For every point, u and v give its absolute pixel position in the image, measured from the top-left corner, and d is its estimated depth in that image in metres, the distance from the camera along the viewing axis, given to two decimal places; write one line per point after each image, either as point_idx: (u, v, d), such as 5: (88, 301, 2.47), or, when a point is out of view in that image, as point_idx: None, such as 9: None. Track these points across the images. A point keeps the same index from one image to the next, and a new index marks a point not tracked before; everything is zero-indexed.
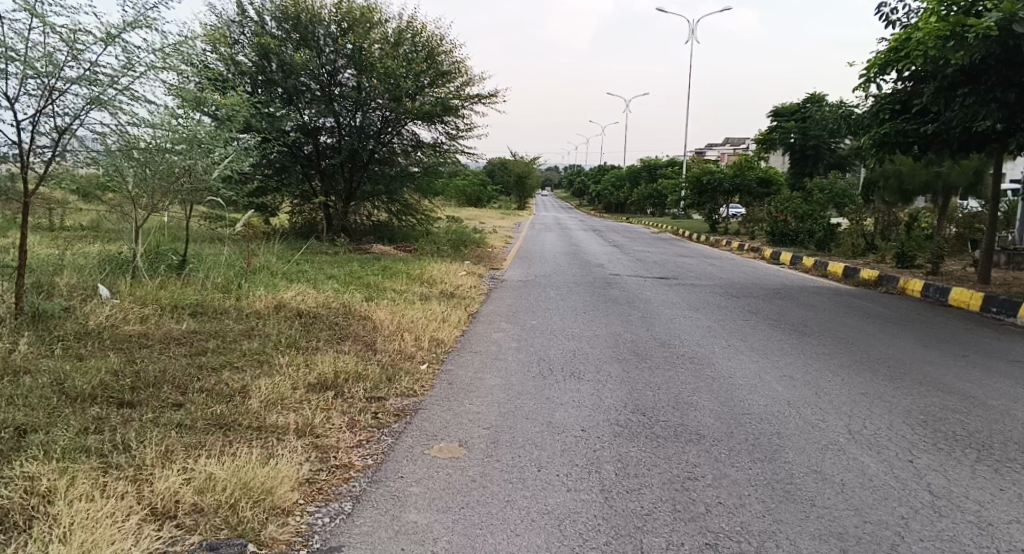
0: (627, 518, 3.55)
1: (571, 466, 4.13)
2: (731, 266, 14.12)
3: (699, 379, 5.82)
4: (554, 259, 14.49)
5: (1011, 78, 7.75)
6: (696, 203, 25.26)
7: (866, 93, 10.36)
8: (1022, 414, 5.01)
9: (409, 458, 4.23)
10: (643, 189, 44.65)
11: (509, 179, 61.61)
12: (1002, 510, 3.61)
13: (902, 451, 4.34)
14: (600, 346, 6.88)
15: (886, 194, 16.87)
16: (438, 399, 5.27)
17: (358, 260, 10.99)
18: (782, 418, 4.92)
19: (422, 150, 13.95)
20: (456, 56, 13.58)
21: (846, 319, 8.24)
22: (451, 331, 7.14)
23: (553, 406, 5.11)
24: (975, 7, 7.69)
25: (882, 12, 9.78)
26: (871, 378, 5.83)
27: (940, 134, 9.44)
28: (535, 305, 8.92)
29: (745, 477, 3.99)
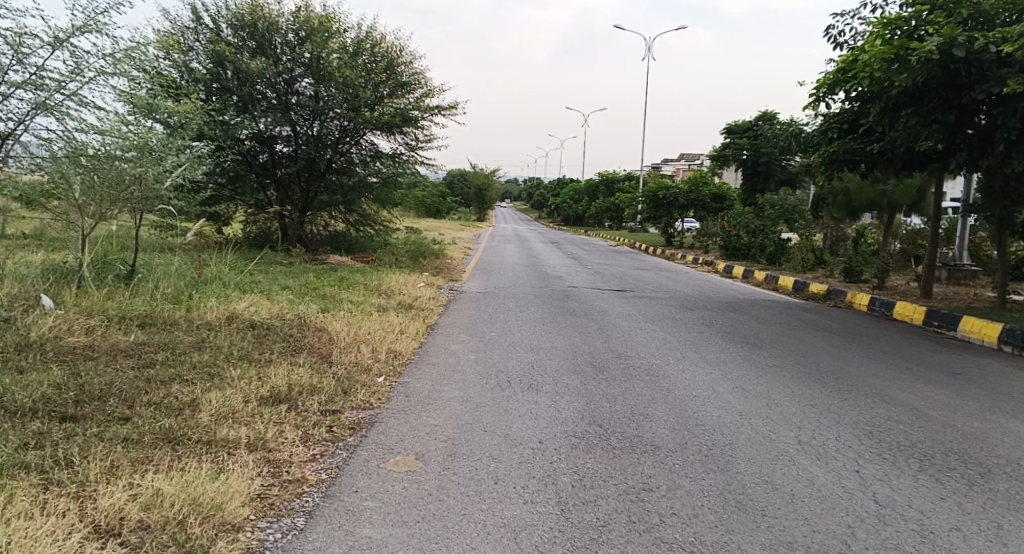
0: (582, 529, 3.57)
1: (528, 478, 4.14)
2: (687, 279, 14.33)
3: (654, 390, 5.89)
4: (513, 271, 14.50)
5: (951, 101, 8.08)
6: (652, 217, 25.74)
7: (815, 113, 10.66)
8: (961, 424, 5.20)
9: (364, 472, 4.19)
10: (601, 203, 45.05)
11: (468, 191, 61.59)
12: (943, 518, 3.72)
13: (849, 461, 4.46)
14: (557, 357, 6.92)
15: (834, 210, 17.37)
16: (394, 412, 5.23)
17: (314, 271, 10.87)
18: (735, 428, 5.01)
19: (381, 161, 13.87)
20: (415, 67, 13.60)
21: (797, 332, 8.43)
22: (409, 343, 7.10)
23: (511, 418, 5.12)
24: (917, 31, 8.00)
25: (830, 34, 10.08)
26: (819, 390, 5.98)
27: (885, 153, 9.77)
28: (494, 317, 8.91)
29: (698, 487, 4.05)
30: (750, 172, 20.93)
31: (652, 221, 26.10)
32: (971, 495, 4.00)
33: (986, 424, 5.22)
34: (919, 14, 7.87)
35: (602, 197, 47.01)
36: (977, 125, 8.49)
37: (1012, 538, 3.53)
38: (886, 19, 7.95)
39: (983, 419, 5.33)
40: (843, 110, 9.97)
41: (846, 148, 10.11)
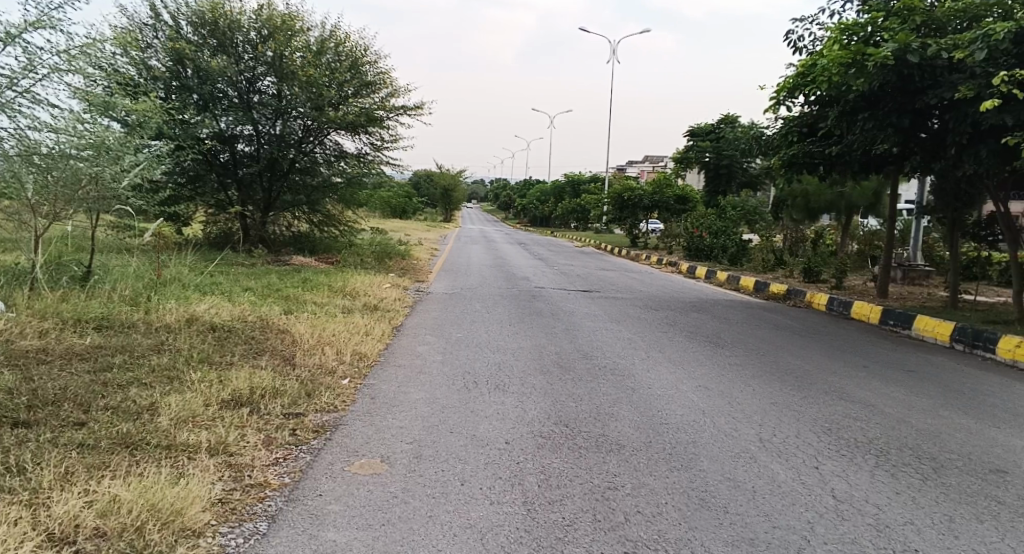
0: (549, 529, 3.58)
1: (495, 478, 4.14)
2: (652, 280, 14.46)
3: (619, 390, 5.94)
4: (481, 272, 14.47)
5: (905, 105, 8.29)
6: (618, 218, 25.95)
7: (775, 116, 10.87)
8: (916, 421, 5.34)
9: (328, 475, 4.15)
10: (567, 204, 45.19)
11: (434, 191, 61.37)
12: (898, 512, 3.82)
13: (808, 458, 4.55)
14: (524, 358, 6.94)
15: (794, 211, 17.71)
16: (359, 414, 5.19)
17: (277, 272, 10.71)
18: (698, 427, 5.08)
19: (345, 161, 13.71)
20: (380, 67, 13.49)
21: (758, 332, 8.57)
22: (374, 345, 7.05)
23: (478, 418, 5.12)
24: (872, 37, 8.19)
25: (790, 39, 10.27)
26: (780, 388, 6.09)
27: (843, 156, 9.99)
28: (461, 318, 8.91)
29: (662, 486, 4.09)
30: (713, 174, 21.22)
31: (617, 222, 26.29)
32: (925, 490, 4.10)
33: (939, 420, 5.36)
34: (875, 21, 8.06)
35: (569, 198, 47.23)
36: (931, 128, 8.73)
37: (963, 530, 3.63)
38: (843, 25, 8.11)
39: (936, 415, 5.47)
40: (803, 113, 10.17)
41: (806, 151, 10.32)
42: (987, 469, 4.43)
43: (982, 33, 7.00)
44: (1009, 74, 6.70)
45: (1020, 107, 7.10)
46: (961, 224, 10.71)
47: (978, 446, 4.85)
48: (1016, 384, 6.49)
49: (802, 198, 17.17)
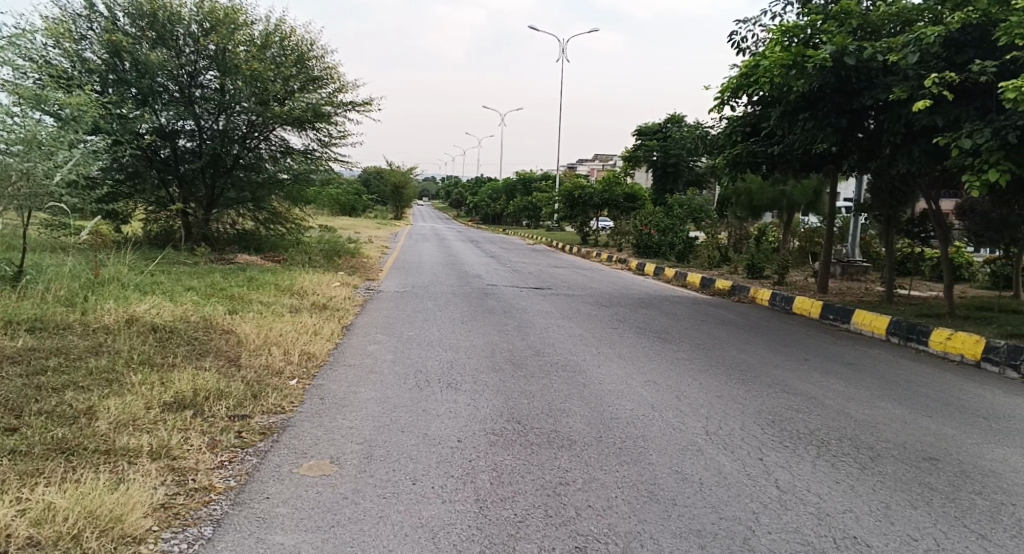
0: (500, 526, 3.58)
1: (446, 477, 4.13)
2: (602, 277, 14.60)
3: (570, 386, 5.99)
4: (432, 270, 14.37)
5: (843, 106, 8.56)
6: (568, 216, 26.18)
7: (720, 116, 11.10)
8: (854, 411, 5.52)
9: (276, 477, 4.08)
10: (518, 202, 45.27)
11: (384, 189, 60.72)
12: (838, 501, 3.94)
13: (753, 450, 4.66)
14: (476, 356, 6.93)
15: (738, 209, 18.06)
16: (308, 415, 5.11)
17: (220, 271, 10.46)
18: (647, 421, 5.15)
19: (291, 157, 13.48)
20: (327, 62, 13.33)
21: (705, 327, 8.73)
22: (323, 344, 6.95)
23: (429, 417, 5.09)
24: (812, 39, 8.41)
25: (733, 40, 10.48)
26: (725, 382, 6.23)
27: (785, 155, 10.25)
28: (412, 316, 8.85)
29: (612, 480, 4.14)
30: (660, 173, 21.56)
31: (568, 220, 26.50)
32: (862, 478, 4.25)
33: (877, 411, 5.55)
34: (814, 23, 8.28)
35: (520, 196, 47.31)
36: (867, 129, 9.02)
37: (898, 517, 3.77)
38: (784, 26, 8.30)
39: (873, 407, 5.66)
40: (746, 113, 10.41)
41: (749, 150, 10.57)
42: (921, 457, 4.61)
43: (914, 37, 7.27)
44: (940, 76, 6.97)
45: (950, 108, 7.40)
46: (896, 221, 11.12)
47: (912, 434, 5.04)
48: (946, 374, 6.78)
49: (745, 196, 17.58)
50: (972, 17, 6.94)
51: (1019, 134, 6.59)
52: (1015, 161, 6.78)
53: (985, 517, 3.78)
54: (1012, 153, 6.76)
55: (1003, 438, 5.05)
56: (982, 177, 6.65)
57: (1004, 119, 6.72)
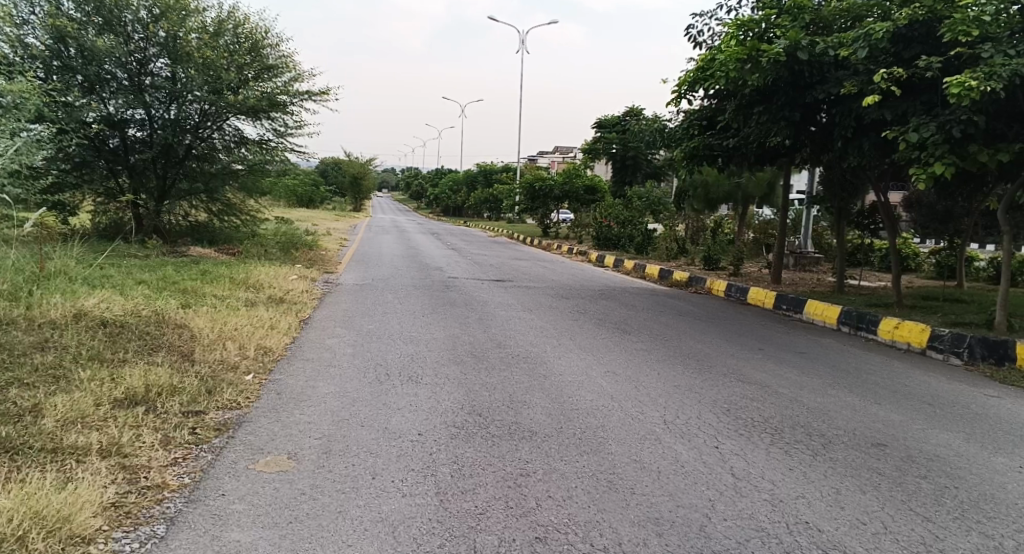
0: (461, 518, 3.58)
1: (407, 471, 4.11)
2: (562, 269, 14.66)
3: (532, 377, 6.01)
4: (392, 263, 14.27)
5: (797, 100, 8.71)
6: (530, 208, 26.30)
7: (678, 109, 11.23)
8: (806, 399, 5.65)
9: (231, 474, 4.01)
10: (479, 194, 45.13)
11: (343, 179, 59.97)
12: (791, 487, 4.02)
13: (709, 438, 4.74)
14: (437, 349, 6.91)
15: (695, 202, 18.25)
16: (265, 410, 5.04)
17: (173, 264, 10.21)
18: (606, 412, 5.19)
19: (246, 147, 13.25)
20: (283, 50, 13.14)
21: (663, 318, 8.84)
22: (280, 338, 6.85)
23: (390, 411, 5.06)
24: (766, 33, 8.51)
25: (690, 33, 10.58)
26: (683, 371, 6.33)
27: (740, 148, 10.41)
28: (372, 309, 8.78)
29: (572, 470, 4.17)
30: (620, 165, 21.72)
31: (530, 211, 26.58)
32: (815, 465, 4.35)
33: (828, 399, 5.69)
34: (768, 17, 8.39)
35: (481, 188, 47.16)
36: (819, 122, 9.21)
37: (848, 501, 3.87)
38: (739, 21, 8.40)
39: (824, 394, 5.81)
40: (702, 107, 10.55)
41: (706, 143, 10.70)
42: (870, 443, 4.74)
43: (864, 33, 7.43)
44: (889, 71, 7.14)
45: (898, 103, 7.58)
46: (847, 213, 11.41)
47: (862, 421, 5.18)
48: (894, 362, 6.98)
49: (702, 189, 17.80)
50: (919, 13, 7.06)
51: (963, 128, 6.78)
52: (960, 154, 6.99)
53: (930, 500, 3.91)
54: (956, 146, 6.97)
55: (946, 423, 5.23)
56: (929, 170, 6.85)
57: (949, 113, 6.90)
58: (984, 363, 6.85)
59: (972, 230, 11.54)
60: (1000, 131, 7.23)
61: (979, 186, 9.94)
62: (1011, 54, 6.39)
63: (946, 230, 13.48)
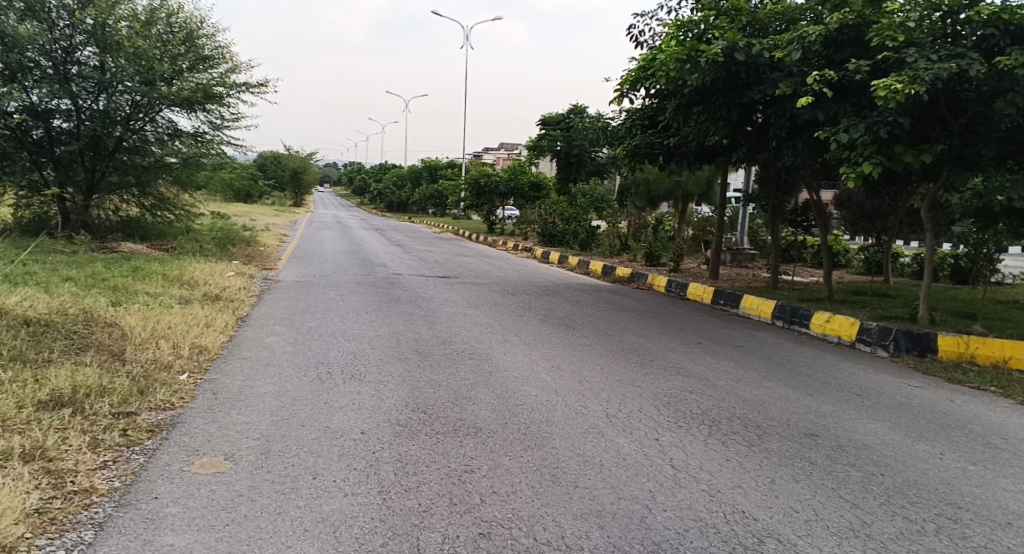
0: (404, 516, 3.55)
1: (349, 470, 4.05)
2: (506, 265, 14.68)
3: (476, 374, 6.01)
4: (335, 259, 14.05)
5: (734, 100, 8.91)
6: (474, 204, 26.23)
7: (620, 108, 11.35)
8: (742, 391, 5.81)
9: (164, 477, 3.89)
10: (423, 190, 44.74)
11: (284, 174, 58.69)
12: (728, 477, 4.12)
13: (650, 430, 4.82)
14: (381, 346, 6.83)
15: (637, 199, 18.50)
16: (201, 410, 4.91)
17: (102, 260, 9.84)
18: (550, 406, 5.23)
19: (180, 140, 12.84)
20: (219, 41, 12.87)
21: (605, 313, 8.95)
22: (217, 337, 6.68)
23: (331, 410, 4.99)
24: (705, 35, 8.62)
25: (632, 33, 10.72)
26: (625, 366, 6.42)
27: (680, 147, 10.62)
28: (313, 306, 8.63)
29: (516, 465, 4.18)
30: (564, 163, 21.88)
31: (475, 208, 26.51)
32: (750, 455, 4.47)
33: (763, 390, 5.85)
34: (707, 19, 8.52)
35: (426, 184, 46.80)
36: (756, 123, 9.45)
37: (782, 490, 3.98)
38: (678, 22, 8.57)
39: (760, 386, 5.98)
40: (644, 106, 10.71)
41: (647, 141, 10.87)
42: (803, 434, 4.89)
43: (797, 35, 7.66)
44: (820, 73, 7.37)
45: (829, 104, 7.83)
46: (781, 211, 11.75)
47: (794, 412, 5.34)
48: (826, 355, 7.22)
49: (644, 186, 18.05)
50: (849, 18, 7.35)
51: (890, 129, 7.03)
52: (887, 154, 7.27)
53: (858, 487, 4.06)
54: (884, 147, 7.25)
55: (872, 412, 5.44)
56: (859, 169, 7.11)
57: (877, 115, 7.14)
58: (908, 355, 7.15)
59: (898, 227, 12.02)
60: (923, 133, 7.54)
61: (903, 185, 10.35)
62: (933, 58, 6.66)
63: (874, 227, 14.02)
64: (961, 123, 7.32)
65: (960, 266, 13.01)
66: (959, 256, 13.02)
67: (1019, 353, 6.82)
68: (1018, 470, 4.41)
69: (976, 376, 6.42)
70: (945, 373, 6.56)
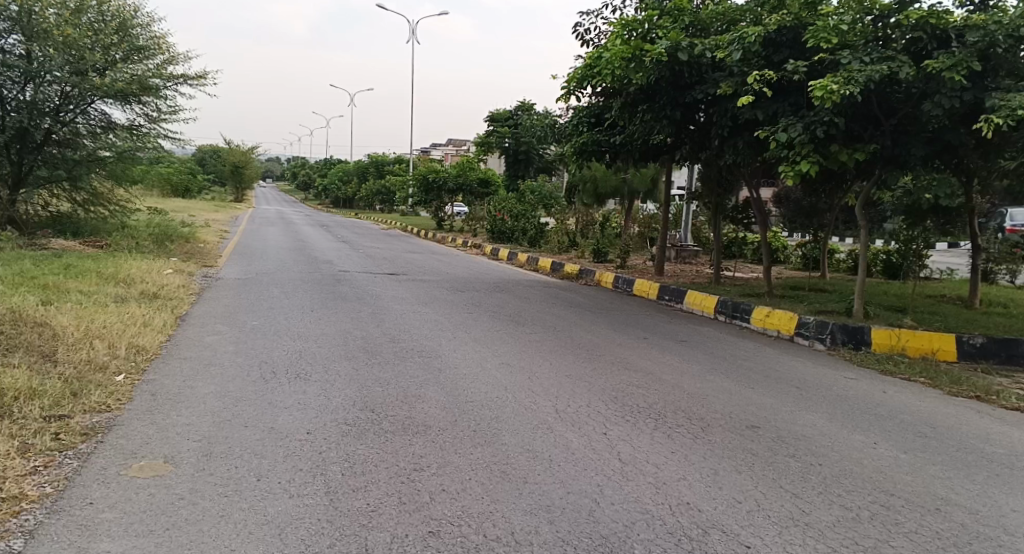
0: (352, 517, 3.51)
1: (294, 471, 3.98)
2: (455, 262, 14.63)
3: (425, 371, 5.97)
4: (279, 256, 13.76)
5: (678, 99, 9.07)
6: (423, 200, 26.07)
7: (567, 106, 11.43)
8: (687, 385, 5.92)
9: (100, 481, 3.75)
10: (370, 185, 44.17)
11: (225, 168, 57.17)
12: (673, 470, 4.20)
13: (598, 425, 4.88)
14: (327, 344, 6.73)
15: (584, 196, 18.63)
16: (138, 412, 4.75)
17: (30, 257, 9.44)
18: (500, 403, 5.23)
19: (114, 133, 12.31)
20: (154, 30, 12.46)
21: (554, 310, 9.01)
22: (155, 336, 6.48)
23: (276, 410, 4.89)
24: (649, 35, 8.82)
25: (578, 31, 10.81)
26: (574, 361, 6.47)
27: (626, 145, 10.75)
28: (256, 304, 8.45)
29: (466, 462, 4.18)
30: (512, 159, 21.93)
31: (423, 204, 26.36)
32: (694, 447, 4.57)
33: (707, 384, 5.98)
34: (651, 18, 8.72)
35: (372, 180, 46.24)
36: (699, 122, 9.64)
37: (725, 481, 4.07)
38: (623, 21, 8.68)
39: (703, 380, 6.11)
40: (591, 104, 10.80)
41: (594, 139, 10.96)
42: (744, 426, 5.01)
43: (738, 37, 7.83)
44: (760, 74, 7.55)
45: (769, 103, 8.03)
46: (724, 209, 12.02)
47: (737, 405, 5.47)
48: (767, 349, 7.43)
49: (591, 183, 18.16)
50: (787, 20, 7.57)
51: (826, 129, 7.26)
52: (824, 154, 7.52)
53: (798, 477, 4.18)
54: (821, 146, 7.48)
55: (811, 404, 5.61)
56: (797, 168, 7.32)
57: (814, 115, 7.36)
58: (844, 348, 7.41)
59: (834, 224, 12.42)
60: (857, 133, 7.81)
61: (839, 183, 10.69)
62: (866, 60, 6.90)
63: (812, 225, 14.47)
64: (893, 124, 7.61)
65: (891, 261, 13.54)
66: (890, 252, 13.54)
67: (946, 345, 7.16)
68: (944, 457, 4.61)
69: (906, 368, 6.70)
70: (878, 364, 6.82)
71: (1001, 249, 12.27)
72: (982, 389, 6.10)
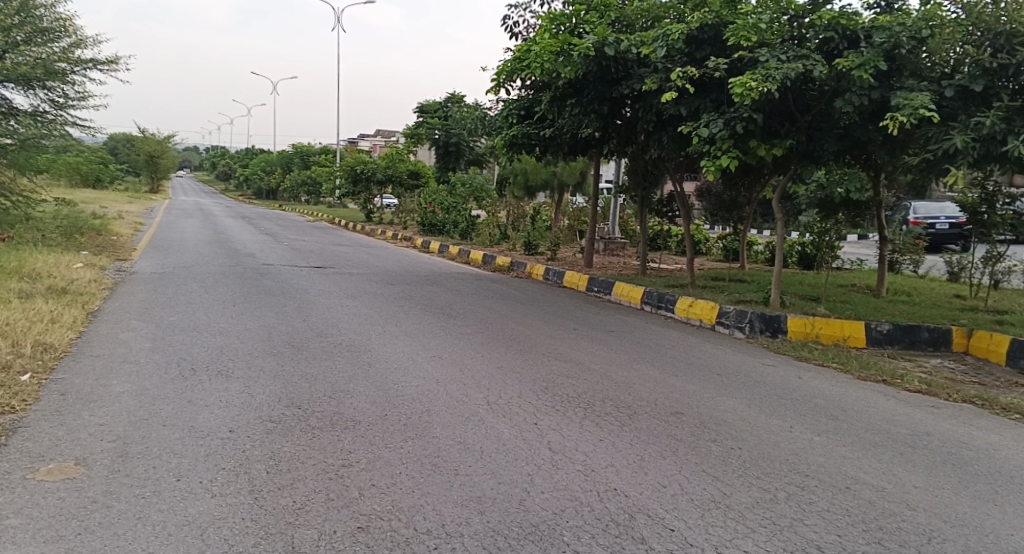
0: (278, 515, 3.43)
1: (216, 470, 3.86)
2: (384, 255, 14.45)
3: (354, 365, 5.89)
4: (197, 249, 13.25)
5: (605, 93, 9.20)
6: (351, 191, 25.61)
7: (498, 99, 11.46)
8: (614, 374, 6.03)
9: (4, 486, 3.54)
10: (295, 176, 43.04)
11: (139, 157, 54.61)
12: (601, 457, 4.28)
13: (528, 415, 4.92)
14: (251, 340, 6.54)
15: (514, 189, 18.54)
16: (46, 413, 4.51)
17: None
18: (432, 396, 5.22)
19: (16, 119, 11.59)
20: (59, 12, 11.80)
21: (485, 302, 9.03)
22: (64, 333, 6.17)
23: (196, 409, 4.72)
24: (577, 29, 9.02)
25: (507, 24, 10.83)
26: (505, 353, 6.50)
27: (556, 138, 10.86)
28: (175, 299, 8.13)
29: (396, 456, 4.14)
30: (443, 151, 21.33)
31: (351, 196, 25.88)
32: (622, 435, 4.66)
33: (634, 373, 6.11)
34: (578, 13, 8.89)
35: (298, 170, 45.08)
36: (625, 116, 9.80)
37: (651, 467, 4.18)
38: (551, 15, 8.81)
39: (630, 368, 6.24)
40: (520, 97, 10.87)
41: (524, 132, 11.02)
42: (669, 413, 5.16)
43: (662, 33, 8.02)
44: (683, 70, 7.74)
45: (691, 100, 8.25)
46: (649, 202, 12.27)
47: (662, 392, 5.62)
48: (691, 338, 7.64)
49: (521, 176, 18.01)
50: (708, 18, 7.75)
51: (745, 125, 7.51)
52: (743, 149, 7.79)
53: (719, 461, 4.33)
54: (740, 142, 7.75)
55: (731, 390, 5.81)
56: (718, 162, 7.55)
57: (734, 110, 7.60)
58: (762, 336, 7.70)
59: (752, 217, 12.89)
60: (775, 129, 8.10)
61: (758, 177, 11.08)
62: (782, 58, 7.16)
63: (732, 218, 14.94)
64: (807, 120, 7.94)
65: (806, 253, 14.15)
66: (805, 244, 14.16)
67: (856, 332, 7.55)
68: (855, 438, 4.86)
69: (819, 354, 7.02)
70: (793, 351, 7.13)
71: (904, 241, 13.00)
72: (888, 373, 6.45)
